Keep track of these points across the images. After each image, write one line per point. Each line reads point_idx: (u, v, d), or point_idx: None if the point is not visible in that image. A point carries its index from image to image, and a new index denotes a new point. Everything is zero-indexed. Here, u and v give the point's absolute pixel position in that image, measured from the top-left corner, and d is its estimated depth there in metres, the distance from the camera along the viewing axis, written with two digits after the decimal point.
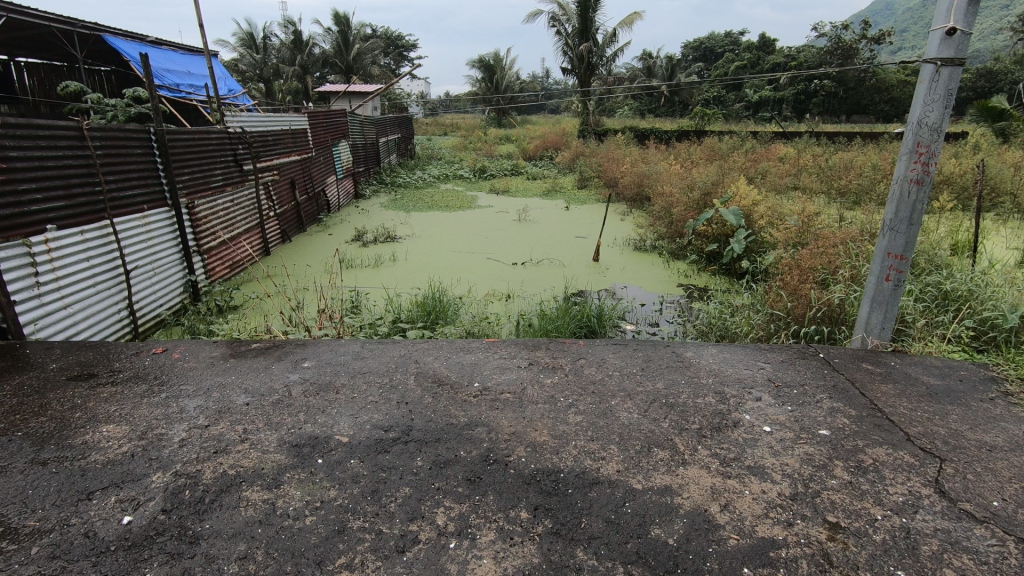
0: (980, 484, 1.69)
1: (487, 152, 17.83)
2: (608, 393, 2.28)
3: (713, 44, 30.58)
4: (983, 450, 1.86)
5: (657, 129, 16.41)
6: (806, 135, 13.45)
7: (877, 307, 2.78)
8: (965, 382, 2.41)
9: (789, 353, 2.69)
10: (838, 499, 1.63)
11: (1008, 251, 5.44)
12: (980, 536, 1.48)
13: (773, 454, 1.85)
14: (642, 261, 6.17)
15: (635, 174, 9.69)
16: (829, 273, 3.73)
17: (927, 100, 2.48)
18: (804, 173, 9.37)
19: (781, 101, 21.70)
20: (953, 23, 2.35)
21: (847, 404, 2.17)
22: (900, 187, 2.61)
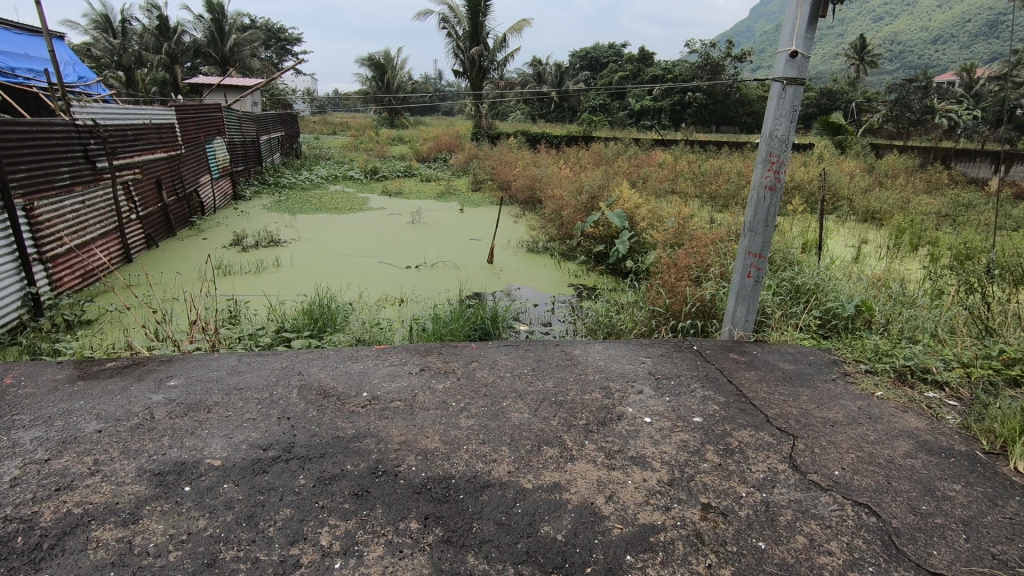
0: (825, 456, 1.91)
1: (379, 154, 17.35)
2: (500, 395, 2.29)
3: (598, 54, 32.18)
4: (827, 426, 2.11)
5: (547, 135, 16.95)
6: (681, 143, 14.55)
7: (741, 302, 3.05)
8: (813, 365, 2.72)
9: (666, 347, 2.87)
10: (709, 481, 1.76)
11: (846, 248, 6.24)
12: (825, 503, 1.67)
13: (653, 443, 1.96)
14: (534, 262, 6.32)
15: (527, 178, 9.92)
16: (702, 270, 4.05)
17: (777, 114, 2.76)
18: (681, 178, 10.12)
19: (660, 111, 23.30)
20: (795, 47, 2.64)
21: (716, 391, 2.36)
22: (757, 193, 2.88)
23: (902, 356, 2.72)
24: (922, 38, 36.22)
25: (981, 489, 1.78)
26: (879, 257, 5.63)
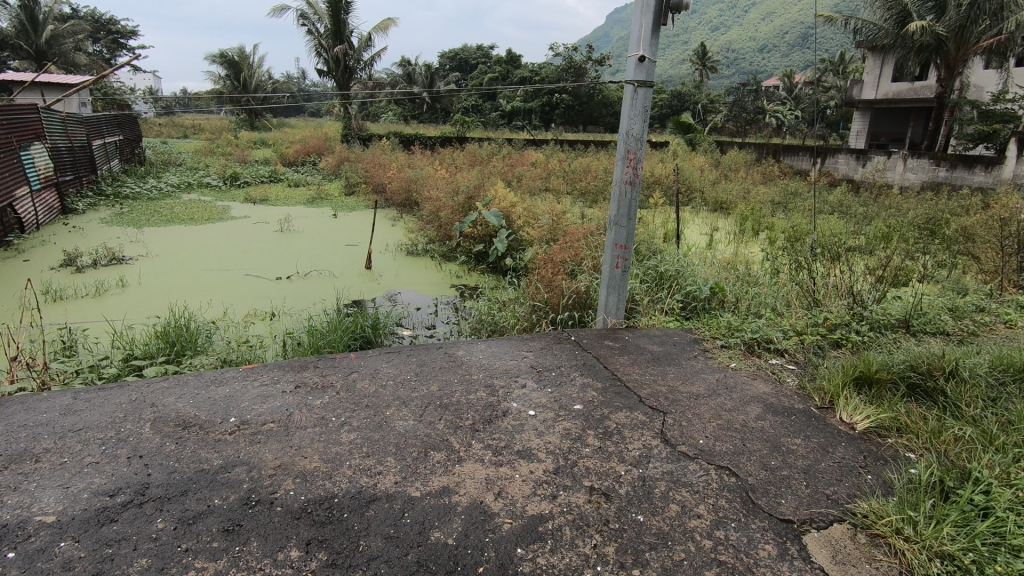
0: (691, 427, 2.08)
1: (238, 158, 16.06)
2: (382, 404, 2.22)
3: (467, 56, 32.42)
4: (691, 399, 2.31)
5: (421, 136, 16.76)
6: (551, 142, 15.12)
7: (612, 291, 3.23)
8: (677, 345, 2.96)
9: (547, 339, 2.96)
10: (591, 464, 1.84)
11: (701, 235, 6.87)
12: (693, 470, 1.82)
13: (538, 435, 2.01)
14: (414, 265, 6.22)
15: (402, 180, 9.73)
16: (576, 264, 4.23)
17: (631, 114, 2.96)
18: (553, 176, 10.50)
19: (530, 112, 24.01)
20: (643, 52, 2.84)
21: (594, 377, 2.48)
22: (619, 188, 3.06)
23: (749, 329, 3.05)
24: (751, 47, 40.86)
25: (816, 439, 2.06)
26: (727, 243, 6.26)
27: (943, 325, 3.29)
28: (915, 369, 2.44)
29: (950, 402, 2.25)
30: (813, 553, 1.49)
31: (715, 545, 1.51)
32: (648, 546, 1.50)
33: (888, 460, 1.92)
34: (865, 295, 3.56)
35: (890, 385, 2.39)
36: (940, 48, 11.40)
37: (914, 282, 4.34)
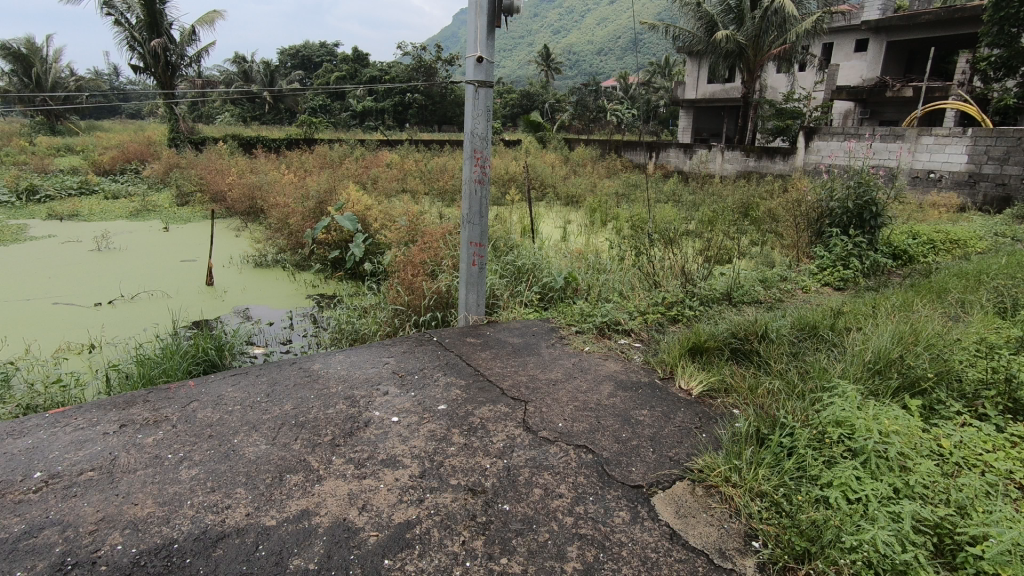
0: (551, 413, 2.18)
1: (35, 167, 13.69)
2: (229, 432, 2.03)
3: (310, 53, 30.78)
4: (550, 385, 2.42)
5: (264, 139, 15.60)
6: (406, 143, 14.92)
7: (471, 289, 3.27)
8: (536, 335, 3.08)
9: (409, 343, 2.92)
10: (456, 462, 1.85)
11: (555, 228, 7.21)
12: (554, 453, 1.91)
13: (402, 441, 1.97)
14: (264, 278, 5.77)
15: (243, 187, 8.96)
16: (435, 264, 4.21)
17: (474, 114, 3.00)
18: (409, 177, 10.36)
19: (382, 112, 23.45)
20: (480, 52, 2.90)
21: (457, 375, 2.49)
22: (469, 187, 3.10)
23: (600, 314, 3.27)
24: (590, 50, 43.66)
25: (660, 408, 2.27)
26: (579, 235, 6.64)
27: (756, 295, 3.81)
28: (735, 336, 2.79)
29: (763, 360, 2.61)
30: (660, 511, 1.64)
31: (576, 521, 1.60)
32: (514, 533, 1.54)
33: (718, 418, 2.18)
34: (694, 274, 3.99)
35: (717, 351, 2.72)
36: (742, 54, 13.07)
37: (733, 259, 4.97)
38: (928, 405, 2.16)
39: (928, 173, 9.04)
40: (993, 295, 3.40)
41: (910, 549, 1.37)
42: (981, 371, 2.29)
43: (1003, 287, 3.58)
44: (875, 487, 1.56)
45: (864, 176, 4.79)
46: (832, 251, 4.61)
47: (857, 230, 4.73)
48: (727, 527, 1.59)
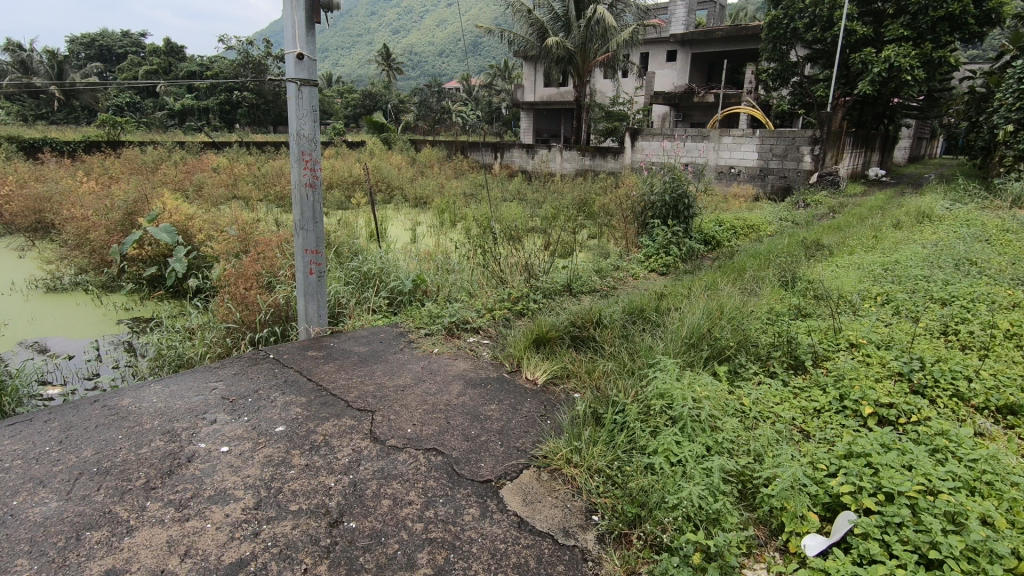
0: (399, 420, 2.13)
1: None
2: (7, 493, 1.69)
3: (109, 42, 26.87)
4: (398, 392, 2.37)
5: (53, 141, 13.29)
6: (235, 145, 13.68)
7: (310, 299, 3.08)
8: (383, 342, 3.00)
9: (241, 364, 2.67)
10: (297, 486, 1.73)
11: (404, 231, 7.10)
12: (402, 460, 1.87)
13: (234, 472, 1.80)
14: (60, 305, 4.90)
15: (26, 198, 7.54)
16: (272, 275, 3.90)
17: (299, 114, 2.83)
18: (240, 181, 9.51)
19: (206, 111, 21.25)
20: (300, 49, 2.75)
21: (297, 393, 2.33)
22: (299, 191, 2.92)
23: (448, 314, 3.28)
24: (431, 51, 43.72)
25: (508, 401, 2.33)
26: (428, 236, 6.61)
27: (593, 285, 4.10)
28: (573, 324, 2.97)
29: (599, 344, 2.81)
30: (509, 502, 1.68)
31: (426, 526, 1.58)
32: (362, 550, 1.48)
33: (560, 403, 2.30)
34: (537, 269, 4.18)
35: (559, 340, 2.87)
36: (571, 59, 13.92)
37: (574, 252, 5.29)
38: (732, 370, 2.50)
39: (730, 167, 10.41)
40: (777, 271, 4.04)
41: (720, 498, 1.56)
42: (769, 336, 2.70)
43: (784, 263, 4.27)
44: (691, 448, 1.75)
45: (677, 173, 5.40)
46: (655, 240, 5.12)
47: (674, 220, 5.31)
48: (570, 507, 1.68)
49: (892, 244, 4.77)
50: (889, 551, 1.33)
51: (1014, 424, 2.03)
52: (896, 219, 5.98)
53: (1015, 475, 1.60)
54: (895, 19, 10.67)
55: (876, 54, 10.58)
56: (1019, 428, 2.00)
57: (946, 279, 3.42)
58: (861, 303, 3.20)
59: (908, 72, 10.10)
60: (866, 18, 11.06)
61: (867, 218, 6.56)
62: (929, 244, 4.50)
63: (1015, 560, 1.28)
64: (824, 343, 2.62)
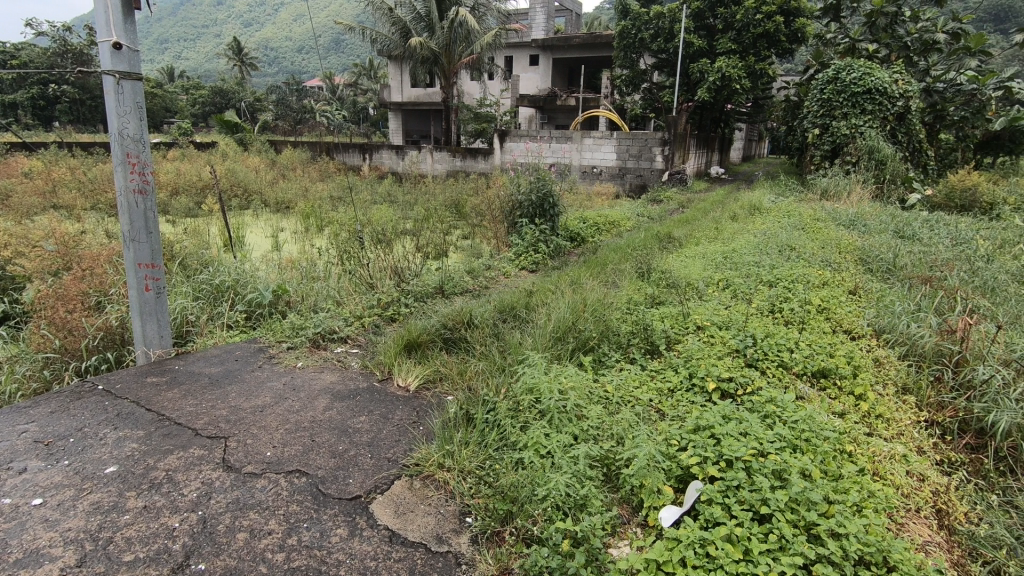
0: (256, 444, 1.96)
1: None
2: None
3: None
4: (255, 413, 2.18)
5: None
6: (53, 146, 11.87)
7: (148, 320, 2.74)
8: (239, 360, 2.76)
9: (60, 399, 2.31)
10: (133, 533, 1.52)
11: (265, 238, 6.62)
12: (260, 488, 1.73)
13: (51, 526, 1.54)
14: None
15: None
16: (101, 294, 3.42)
17: (120, 111, 2.51)
18: (62, 188, 8.27)
19: (14, 106, 18.23)
20: (117, 38, 2.44)
21: (133, 427, 2.06)
22: (126, 198, 2.59)
23: (312, 325, 3.10)
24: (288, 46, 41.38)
25: (378, 411, 2.25)
26: (293, 243, 6.24)
27: (465, 285, 4.12)
28: (444, 326, 2.96)
29: (470, 344, 2.82)
30: (379, 516, 1.62)
31: (289, 554, 1.47)
32: None
33: (432, 408, 2.28)
34: (408, 273, 4.10)
35: (430, 343, 2.84)
36: (436, 60, 13.83)
37: (447, 254, 5.27)
38: (596, 359, 2.64)
39: (593, 167, 11.02)
40: (635, 263, 4.34)
41: (586, 484, 1.63)
42: (628, 324, 2.88)
43: (641, 255, 4.60)
44: (558, 439, 1.82)
45: (542, 173, 5.59)
46: (524, 239, 5.26)
47: (541, 219, 5.49)
48: (443, 511, 1.66)
49: (730, 234, 5.35)
50: (729, 512, 1.47)
51: (826, 386, 2.36)
52: (733, 212, 6.72)
53: (826, 430, 1.86)
54: (723, 34, 11.98)
55: (711, 65, 11.79)
56: (829, 388, 2.33)
57: (771, 264, 3.89)
58: (705, 289, 3.55)
59: (737, 81, 11.39)
60: (701, 32, 12.29)
61: (709, 211, 7.31)
62: (758, 233, 5.11)
63: (826, 504, 1.49)
64: (675, 327, 2.86)
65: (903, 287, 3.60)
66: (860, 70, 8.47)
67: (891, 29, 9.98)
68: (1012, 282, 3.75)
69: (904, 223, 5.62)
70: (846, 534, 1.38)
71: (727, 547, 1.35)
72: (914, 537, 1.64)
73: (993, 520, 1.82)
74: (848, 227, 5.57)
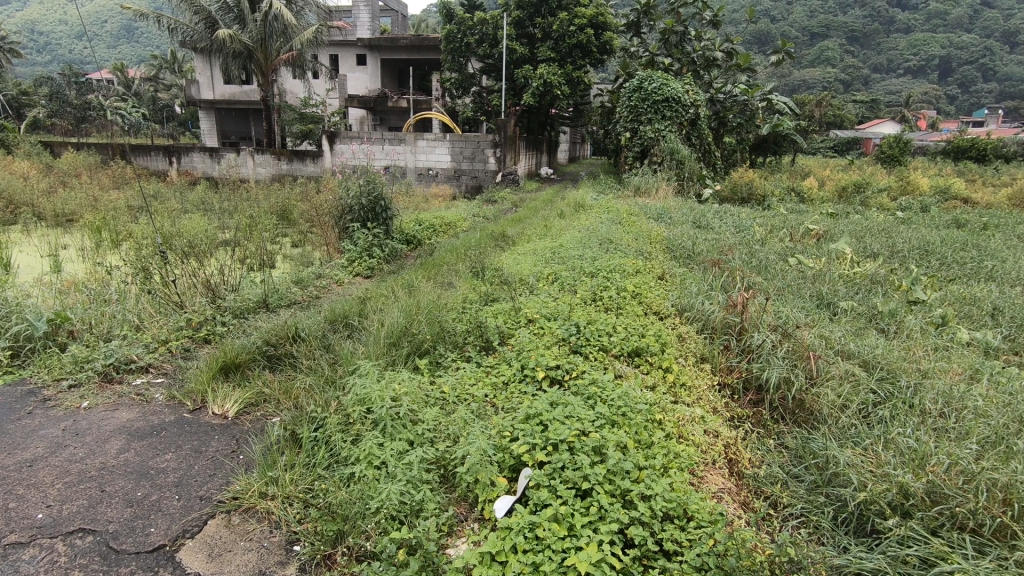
0: (23, 506, 1.64)
1: None
2: None
3: None
4: (22, 470, 1.82)
5: None
6: None
7: None
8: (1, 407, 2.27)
9: None
10: None
11: (42, 257, 5.56)
12: (29, 559, 1.45)
13: None
14: None
15: None
16: None
17: None
18: None
19: None
20: None
21: None
22: None
23: (101, 356, 2.66)
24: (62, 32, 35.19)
25: (189, 445, 2.01)
26: (80, 262, 5.32)
27: (292, 296, 3.85)
28: (267, 343, 2.73)
29: (297, 360, 2.65)
30: (188, 564, 1.47)
31: None
32: None
33: (255, 433, 2.11)
34: (224, 288, 3.71)
35: (251, 363, 2.60)
36: (251, 56, 12.70)
37: (273, 265, 4.89)
38: (432, 361, 2.63)
39: (428, 169, 11.02)
40: (469, 263, 4.41)
41: (421, 488, 1.62)
42: (463, 323, 2.92)
43: (475, 255, 4.69)
44: (391, 447, 1.77)
45: (371, 176, 5.42)
46: (357, 244, 5.07)
47: (374, 223, 5.34)
48: (267, 545, 1.55)
49: (557, 231, 5.71)
50: (555, 493, 1.56)
51: (639, 362, 2.61)
52: (561, 210, 7.16)
53: (639, 403, 2.05)
54: (543, 43, 12.71)
55: (533, 71, 12.43)
56: (642, 365, 2.59)
57: (593, 256, 4.21)
58: (535, 283, 3.74)
59: (557, 87, 12.14)
60: (522, 40, 12.91)
61: (539, 210, 7.72)
62: (582, 228, 5.52)
63: (637, 471, 1.65)
64: (507, 321, 2.95)
65: (699, 270, 4.13)
66: (658, 80, 9.46)
67: (681, 46, 11.41)
68: (778, 261, 4.52)
69: (700, 215, 6.48)
70: (653, 494, 1.55)
71: (553, 527, 1.43)
72: (711, 487, 1.88)
73: (770, 461, 2.16)
74: (656, 219, 6.25)
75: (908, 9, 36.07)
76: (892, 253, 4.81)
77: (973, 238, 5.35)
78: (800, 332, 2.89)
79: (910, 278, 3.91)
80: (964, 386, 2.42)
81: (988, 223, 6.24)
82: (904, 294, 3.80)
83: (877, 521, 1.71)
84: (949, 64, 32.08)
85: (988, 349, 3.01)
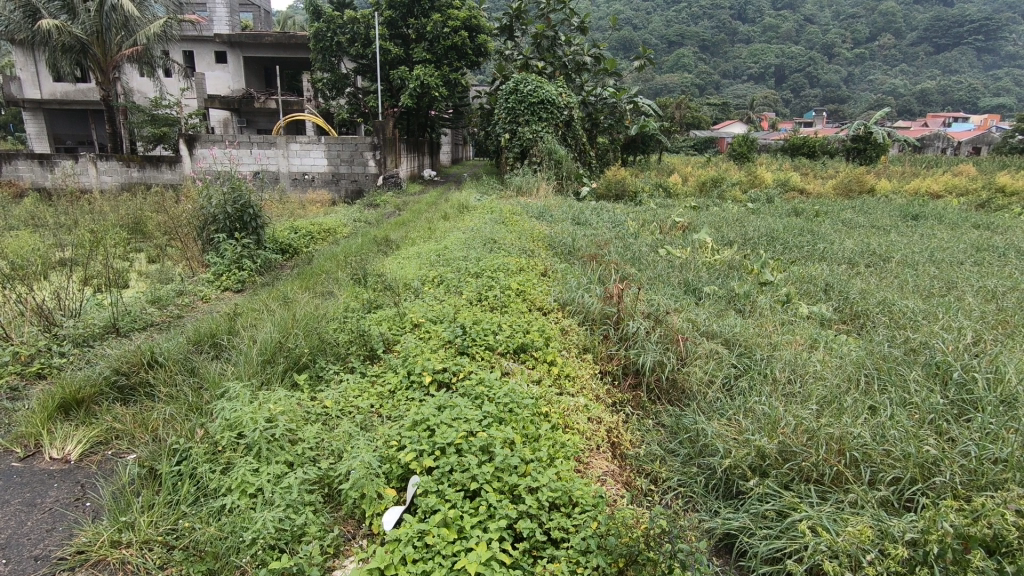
0: None
1: None
2: None
3: None
4: None
5: None
6: None
7: None
8: None
9: None
10: None
11: None
12: None
13: None
14: None
15: None
16: None
17: None
18: None
19: None
20: None
21: None
22: None
23: None
24: None
25: (19, 499, 1.76)
26: None
27: (148, 318, 3.47)
28: (117, 372, 2.43)
29: (153, 389, 2.39)
30: None
31: None
32: None
33: (104, 475, 1.88)
34: (62, 313, 3.25)
35: (97, 397, 2.30)
36: (85, 51, 11.25)
37: (124, 285, 4.38)
38: (312, 376, 2.50)
39: (303, 174, 10.45)
40: (350, 270, 4.25)
41: (303, 512, 1.54)
42: (344, 332, 2.79)
43: (356, 262, 4.53)
44: (268, 471, 1.66)
45: (235, 182, 5.01)
46: (224, 257, 4.68)
47: (242, 233, 4.95)
48: None
49: (441, 233, 5.67)
50: (444, 497, 1.55)
51: (525, 358, 2.67)
52: (444, 212, 7.12)
53: (525, 398, 2.09)
54: (417, 44, 12.55)
55: (409, 72, 12.24)
56: (528, 360, 2.64)
57: (477, 257, 4.23)
58: (420, 287, 3.68)
59: (435, 89, 12.08)
60: (396, 40, 12.67)
61: (424, 212, 7.63)
62: (465, 230, 5.53)
63: (524, 466, 1.68)
64: (391, 328, 2.87)
65: (578, 265, 4.29)
66: (532, 83, 9.72)
67: (553, 50, 11.80)
68: (649, 252, 4.84)
69: (578, 212, 6.76)
70: (539, 487, 1.59)
71: (441, 532, 1.42)
72: (595, 471, 1.97)
73: (649, 440, 2.30)
74: (537, 218, 6.43)
75: (748, 22, 40.30)
76: (745, 240, 5.35)
77: (807, 225, 6.08)
78: (670, 317, 3.12)
79: (759, 263, 4.38)
80: (805, 355, 2.75)
81: (819, 211, 7.13)
82: (755, 277, 4.23)
83: (741, 483, 1.89)
84: (783, 72, 36.31)
85: (823, 321, 3.43)
